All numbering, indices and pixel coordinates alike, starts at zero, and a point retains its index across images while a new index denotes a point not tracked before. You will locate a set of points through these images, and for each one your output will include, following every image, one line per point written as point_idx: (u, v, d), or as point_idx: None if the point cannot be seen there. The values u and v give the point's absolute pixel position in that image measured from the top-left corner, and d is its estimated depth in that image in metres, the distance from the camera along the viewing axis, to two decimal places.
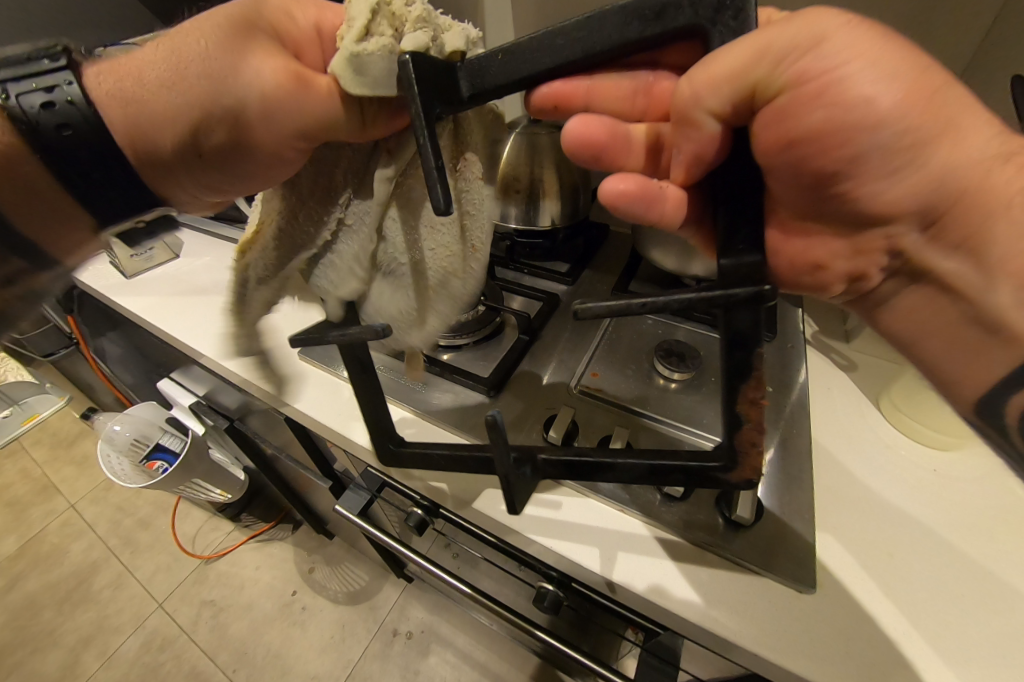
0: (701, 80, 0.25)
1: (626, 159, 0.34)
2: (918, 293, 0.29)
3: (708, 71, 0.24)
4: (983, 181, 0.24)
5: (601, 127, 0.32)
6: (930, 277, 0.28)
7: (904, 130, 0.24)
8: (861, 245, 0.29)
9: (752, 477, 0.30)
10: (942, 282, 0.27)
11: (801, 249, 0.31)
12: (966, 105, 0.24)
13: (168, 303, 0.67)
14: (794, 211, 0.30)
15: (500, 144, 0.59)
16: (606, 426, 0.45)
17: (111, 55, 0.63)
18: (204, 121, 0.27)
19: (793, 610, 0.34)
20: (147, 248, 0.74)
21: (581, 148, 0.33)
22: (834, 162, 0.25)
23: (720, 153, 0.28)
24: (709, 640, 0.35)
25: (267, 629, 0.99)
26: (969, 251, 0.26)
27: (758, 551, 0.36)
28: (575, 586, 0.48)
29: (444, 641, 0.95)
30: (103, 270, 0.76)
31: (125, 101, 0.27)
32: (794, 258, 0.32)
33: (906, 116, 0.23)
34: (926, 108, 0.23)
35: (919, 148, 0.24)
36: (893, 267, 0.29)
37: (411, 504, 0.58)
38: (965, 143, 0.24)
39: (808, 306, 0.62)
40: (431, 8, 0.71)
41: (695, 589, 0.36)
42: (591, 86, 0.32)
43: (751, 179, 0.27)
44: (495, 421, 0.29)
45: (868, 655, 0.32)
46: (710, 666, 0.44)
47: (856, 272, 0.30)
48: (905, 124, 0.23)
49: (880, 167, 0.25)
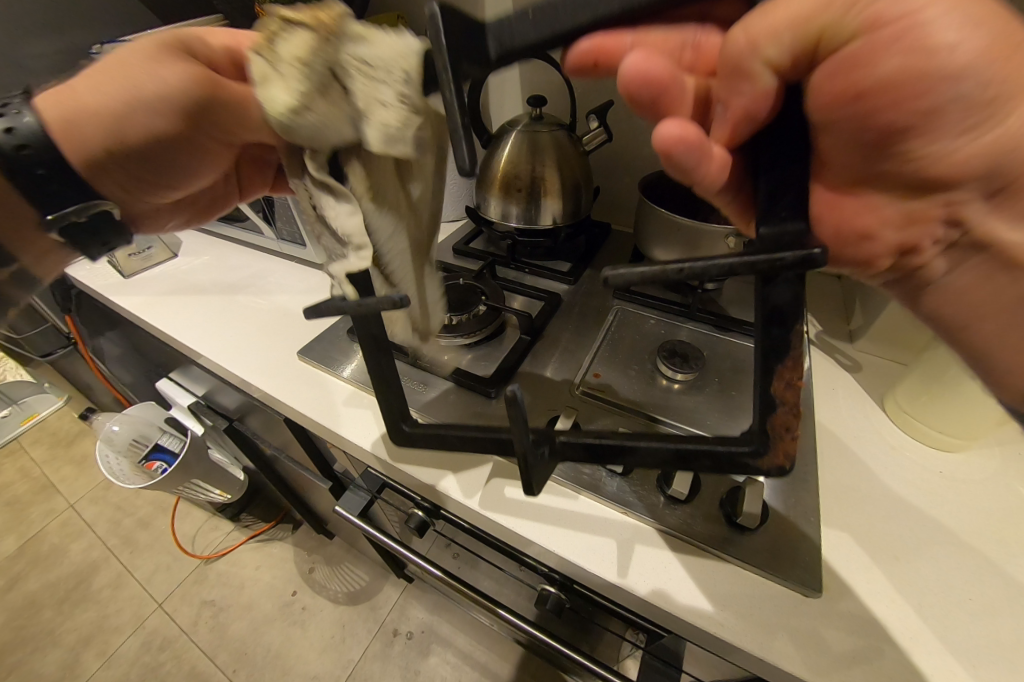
0: (762, 25, 0.23)
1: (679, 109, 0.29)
2: (977, 264, 0.27)
3: (769, 15, 0.22)
4: None
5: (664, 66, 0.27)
6: (994, 248, 0.26)
7: (990, 83, 0.21)
8: (914, 215, 0.27)
9: (785, 463, 0.27)
10: (1007, 254, 0.26)
11: (849, 219, 0.30)
12: None
13: (166, 302, 0.66)
14: (845, 175, 0.28)
15: (502, 141, 0.58)
16: (609, 428, 0.45)
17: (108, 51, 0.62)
18: (128, 122, 0.29)
19: (799, 614, 0.34)
20: (144, 247, 0.73)
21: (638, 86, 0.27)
22: (902, 120, 0.23)
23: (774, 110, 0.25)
24: (711, 644, 0.34)
25: (268, 629, 0.99)
26: None
27: (763, 554, 0.36)
28: (578, 588, 0.47)
29: (444, 641, 0.95)
30: (101, 269, 0.75)
31: (63, 103, 0.29)
32: (838, 230, 0.30)
33: (993, 67, 0.21)
34: (1013, 58, 0.21)
35: (999, 102, 0.22)
36: (950, 236, 0.27)
37: (412, 505, 0.58)
38: None
39: (810, 306, 0.62)
40: None
41: (699, 592, 0.35)
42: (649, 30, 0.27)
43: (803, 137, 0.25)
44: (514, 397, 0.27)
45: (875, 659, 0.32)
46: (714, 668, 0.44)
47: (907, 245, 0.28)
48: (990, 76, 0.21)
49: (954, 126, 0.23)
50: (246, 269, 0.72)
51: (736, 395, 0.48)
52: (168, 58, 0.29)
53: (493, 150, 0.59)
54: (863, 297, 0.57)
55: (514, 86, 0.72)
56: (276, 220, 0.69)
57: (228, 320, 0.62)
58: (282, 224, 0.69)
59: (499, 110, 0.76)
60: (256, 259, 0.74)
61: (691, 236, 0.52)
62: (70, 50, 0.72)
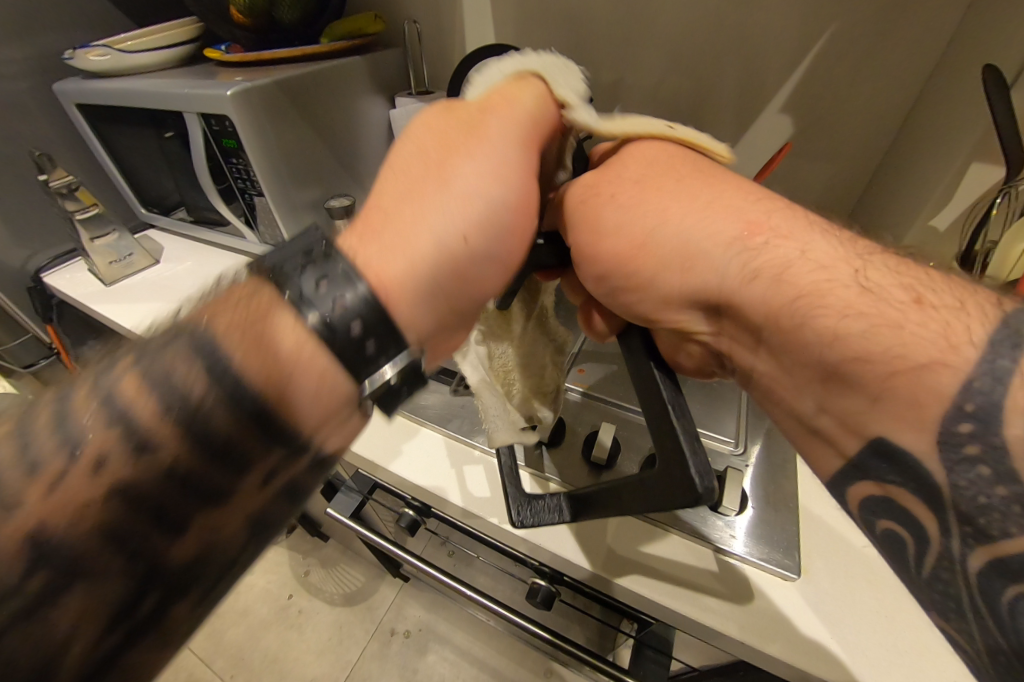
0: (600, 205, 0.29)
1: (596, 214, 0.29)
2: (763, 361, 0.25)
3: (594, 198, 0.30)
4: (719, 287, 0.25)
5: (621, 243, 0.28)
6: (761, 360, 0.26)
7: (675, 231, 0.27)
8: (716, 318, 0.26)
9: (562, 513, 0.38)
10: (764, 381, 0.26)
11: (678, 295, 0.27)
12: (642, 228, 0.27)
13: (147, 307, 0.64)
14: (667, 236, 0.27)
15: None
16: (592, 422, 0.47)
17: (80, 57, 0.60)
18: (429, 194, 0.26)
19: (782, 598, 0.34)
20: (126, 255, 0.70)
21: (619, 227, 0.28)
22: (641, 236, 0.27)
23: (646, 202, 0.28)
24: (700, 632, 0.35)
25: (265, 633, 0.99)
26: (773, 282, 0.24)
27: (739, 538, 0.37)
28: (569, 581, 0.49)
29: (441, 639, 0.95)
30: (81, 277, 0.71)
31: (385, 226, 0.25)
32: (678, 294, 0.27)
33: (686, 236, 0.26)
34: (629, 239, 0.28)
35: (639, 239, 0.27)
36: (729, 343, 0.27)
37: (404, 505, 0.58)
38: (672, 237, 0.27)
39: None
40: (409, 5, 0.72)
41: (683, 578, 0.36)
42: (664, 222, 0.27)
43: (674, 248, 0.26)
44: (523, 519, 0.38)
45: (855, 646, 0.32)
46: (703, 655, 0.45)
47: (719, 348, 0.28)
48: (681, 239, 0.26)
49: (694, 237, 0.26)
50: None
51: (716, 388, 0.50)
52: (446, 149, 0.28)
53: None
54: None
55: None
56: (258, 224, 0.66)
57: None
58: (264, 228, 0.66)
59: None
60: (240, 263, 0.73)
61: None
62: (44, 56, 0.67)
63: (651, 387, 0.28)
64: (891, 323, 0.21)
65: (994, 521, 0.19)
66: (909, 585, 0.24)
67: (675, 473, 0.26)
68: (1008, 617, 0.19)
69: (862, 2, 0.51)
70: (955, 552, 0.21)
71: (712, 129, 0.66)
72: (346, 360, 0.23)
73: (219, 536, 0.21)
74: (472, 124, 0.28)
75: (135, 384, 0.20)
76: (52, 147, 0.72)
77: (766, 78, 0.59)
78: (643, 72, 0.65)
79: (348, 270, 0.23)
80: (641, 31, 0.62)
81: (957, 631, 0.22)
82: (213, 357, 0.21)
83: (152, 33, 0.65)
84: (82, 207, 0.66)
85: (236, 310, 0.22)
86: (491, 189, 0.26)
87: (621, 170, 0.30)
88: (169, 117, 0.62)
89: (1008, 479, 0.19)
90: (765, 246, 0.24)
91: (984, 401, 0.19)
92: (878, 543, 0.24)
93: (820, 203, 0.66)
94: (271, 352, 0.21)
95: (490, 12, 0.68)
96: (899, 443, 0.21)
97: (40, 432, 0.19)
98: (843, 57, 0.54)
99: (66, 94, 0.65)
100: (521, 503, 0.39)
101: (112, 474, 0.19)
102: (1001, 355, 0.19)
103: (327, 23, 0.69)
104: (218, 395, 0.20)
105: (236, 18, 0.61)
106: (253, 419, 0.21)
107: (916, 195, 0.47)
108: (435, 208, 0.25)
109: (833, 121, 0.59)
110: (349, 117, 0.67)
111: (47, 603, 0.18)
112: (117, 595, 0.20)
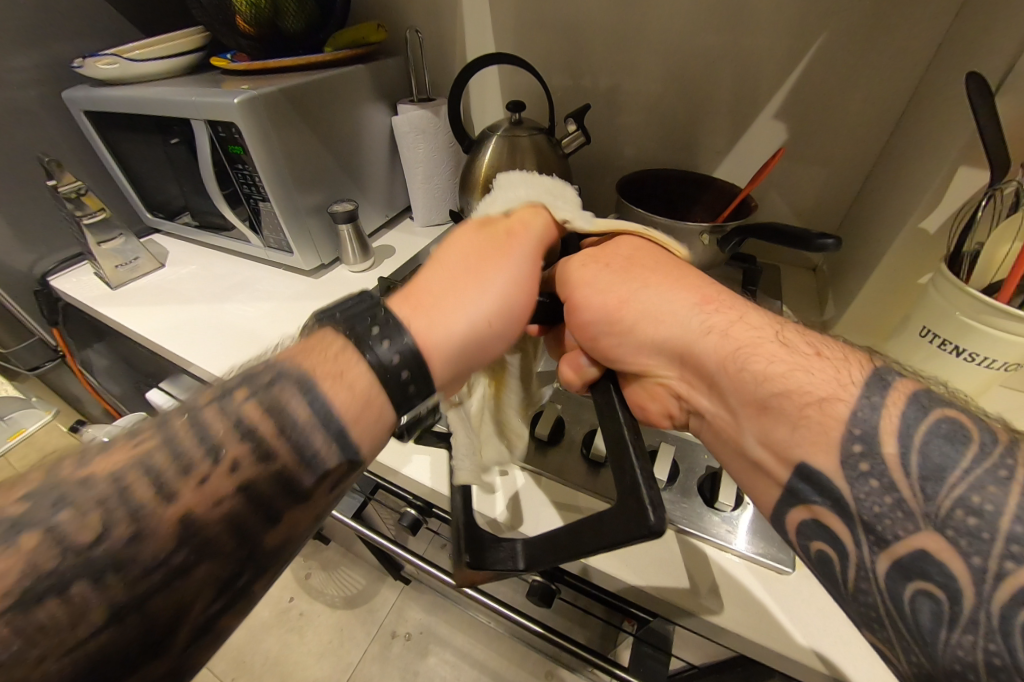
0: (589, 271, 0.36)
1: (586, 279, 0.36)
2: (714, 405, 0.30)
3: (584, 265, 0.37)
4: (685, 340, 0.31)
5: (606, 300, 0.34)
6: (711, 405, 0.31)
7: (650, 297, 0.33)
8: (678, 370, 0.32)
9: (516, 566, 0.34)
10: (714, 423, 0.31)
11: (648, 347, 0.33)
12: (626, 293, 0.34)
13: (154, 311, 0.65)
14: (643, 300, 0.33)
15: (482, 148, 0.62)
16: (591, 421, 0.47)
17: (89, 65, 0.61)
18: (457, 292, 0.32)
19: (777, 590, 0.35)
20: (132, 258, 0.71)
21: (607, 288, 0.35)
22: (623, 298, 0.34)
23: (629, 274, 0.35)
24: (696, 624, 0.36)
25: (265, 635, 0.99)
26: (721, 336, 0.30)
27: (733, 531, 0.38)
28: (569, 579, 0.49)
29: (442, 641, 0.95)
30: (87, 281, 0.72)
31: (423, 303, 0.31)
32: (648, 345, 0.33)
33: (659, 301, 0.33)
34: (614, 299, 0.34)
35: (622, 299, 0.34)
36: (689, 392, 0.32)
37: (405, 504, 0.58)
38: (647, 302, 0.33)
39: (787, 299, 0.65)
40: (412, 14, 0.74)
41: (681, 572, 0.37)
42: (643, 290, 0.34)
43: (649, 309, 0.33)
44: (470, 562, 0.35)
45: (839, 650, 0.33)
46: (701, 652, 0.46)
47: (681, 395, 0.33)
48: (654, 303, 0.33)
49: (665, 303, 0.33)
50: (234, 278, 0.71)
51: None
52: (470, 233, 0.35)
53: (474, 156, 0.63)
54: (836, 291, 0.60)
55: (495, 86, 0.76)
56: (263, 229, 0.67)
57: (215, 327, 0.61)
58: (269, 233, 0.67)
59: (481, 114, 0.81)
60: (245, 267, 0.74)
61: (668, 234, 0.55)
62: (50, 64, 0.68)
63: (614, 415, 0.31)
64: (803, 366, 0.27)
65: (889, 526, 0.23)
66: (840, 602, 0.26)
67: (629, 501, 0.27)
68: (914, 616, 0.23)
69: (852, 15, 0.52)
70: (867, 563, 0.24)
71: (709, 135, 0.67)
72: (396, 396, 0.28)
73: (294, 533, 0.25)
74: (497, 247, 0.34)
75: (248, 410, 0.25)
76: (59, 152, 0.73)
77: (759, 87, 0.61)
78: (639, 81, 0.66)
79: (403, 327, 0.29)
80: (638, 39, 0.63)
81: (881, 646, 0.25)
82: (307, 388, 0.26)
83: (160, 41, 0.66)
84: (89, 212, 0.67)
85: (317, 358, 0.27)
86: (506, 299, 0.32)
87: (611, 249, 0.38)
88: (175, 123, 0.63)
89: (892, 488, 0.24)
90: (718, 312, 0.31)
91: (866, 426, 0.25)
92: (812, 563, 0.27)
93: (813, 208, 0.67)
94: (351, 382, 0.27)
95: (491, 20, 0.70)
96: (816, 467, 0.26)
97: (181, 437, 0.24)
98: (832, 69, 0.56)
99: (74, 101, 0.66)
100: (471, 544, 0.36)
101: (230, 477, 0.24)
102: (874, 394, 0.25)
103: (331, 31, 0.71)
104: (308, 420, 0.25)
105: (242, 28, 0.63)
106: (330, 441, 0.26)
107: (907, 201, 0.48)
108: (472, 301, 0.31)
109: (825, 128, 0.60)
110: (353, 126, 0.68)
111: (188, 569, 0.22)
112: (227, 567, 0.23)
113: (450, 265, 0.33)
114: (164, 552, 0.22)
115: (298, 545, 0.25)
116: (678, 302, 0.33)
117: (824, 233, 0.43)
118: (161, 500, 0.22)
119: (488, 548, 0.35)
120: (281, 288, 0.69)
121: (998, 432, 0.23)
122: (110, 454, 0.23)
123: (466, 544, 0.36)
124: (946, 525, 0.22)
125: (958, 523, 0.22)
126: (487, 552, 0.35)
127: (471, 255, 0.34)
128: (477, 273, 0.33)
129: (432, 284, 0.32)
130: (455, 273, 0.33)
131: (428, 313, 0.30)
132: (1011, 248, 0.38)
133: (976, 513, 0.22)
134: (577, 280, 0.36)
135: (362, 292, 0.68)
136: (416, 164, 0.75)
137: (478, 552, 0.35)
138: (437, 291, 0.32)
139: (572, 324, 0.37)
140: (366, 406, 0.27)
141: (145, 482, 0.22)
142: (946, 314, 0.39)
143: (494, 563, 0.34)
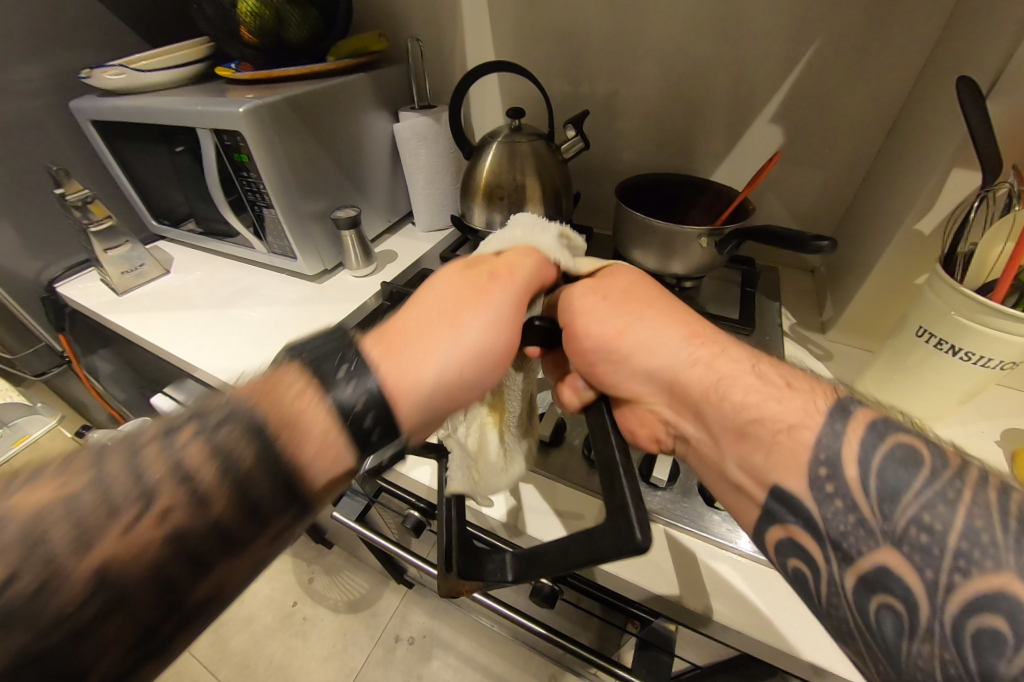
0: (584, 297, 0.37)
1: (582, 306, 0.36)
2: (700, 434, 0.31)
3: (579, 290, 0.37)
4: (675, 370, 0.32)
5: (602, 331, 0.34)
6: (698, 433, 0.31)
7: (644, 328, 0.34)
8: (668, 399, 0.33)
9: (502, 580, 0.34)
10: (699, 449, 0.32)
11: (640, 377, 0.33)
12: (620, 323, 0.34)
13: (159, 316, 0.65)
14: (636, 331, 0.34)
15: (482, 154, 0.63)
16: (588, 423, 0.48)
17: (97, 75, 0.63)
18: (426, 335, 0.30)
19: (775, 589, 0.36)
20: (138, 265, 0.72)
21: (601, 317, 0.35)
22: (617, 329, 0.34)
23: (622, 303, 0.35)
24: (692, 621, 0.36)
25: (269, 639, 0.99)
26: (707, 368, 0.31)
27: (732, 529, 0.39)
28: (572, 580, 0.50)
29: (445, 645, 0.95)
30: (94, 288, 0.74)
31: (394, 348, 0.29)
32: (639, 376, 0.33)
33: (651, 332, 0.33)
34: (610, 328, 0.34)
35: (618, 327, 0.34)
36: (677, 421, 0.33)
37: (409, 507, 0.59)
38: (639, 334, 0.33)
39: (786, 301, 0.66)
40: (411, 22, 0.75)
41: (680, 572, 0.37)
42: (636, 321, 0.34)
43: (641, 339, 0.33)
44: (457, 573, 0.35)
45: (833, 650, 0.33)
46: (703, 652, 0.46)
47: (671, 423, 0.33)
48: (646, 334, 0.33)
49: (656, 335, 0.33)
50: (238, 283, 0.72)
51: None
52: (451, 274, 0.34)
53: (475, 162, 0.64)
54: (833, 292, 0.61)
55: (494, 94, 0.77)
56: (267, 235, 0.68)
57: (219, 333, 0.62)
58: (273, 239, 0.68)
59: (481, 121, 0.82)
60: (249, 273, 0.75)
61: (665, 238, 0.55)
62: (58, 74, 0.69)
63: (603, 436, 0.32)
64: (777, 395, 0.28)
65: (854, 542, 0.24)
66: (815, 616, 0.26)
67: (616, 520, 0.27)
68: (878, 627, 0.23)
69: (841, 25, 0.53)
70: (836, 577, 0.25)
71: (704, 140, 0.68)
72: (356, 441, 0.27)
73: (231, 581, 0.24)
74: (478, 287, 0.33)
75: (194, 450, 0.24)
76: (67, 160, 0.74)
77: (753, 92, 0.62)
78: (635, 88, 0.67)
79: (369, 369, 0.28)
80: (633, 46, 0.64)
81: (857, 660, 0.25)
82: (258, 431, 0.25)
83: (166, 52, 0.68)
84: (95, 220, 0.68)
85: (278, 400, 0.26)
86: (483, 336, 0.31)
87: (605, 277, 0.38)
88: (181, 133, 0.64)
89: (854, 508, 0.24)
90: (706, 343, 0.32)
91: (831, 451, 0.26)
92: (788, 578, 0.27)
93: (808, 212, 0.67)
94: (311, 427, 0.26)
95: (489, 29, 0.71)
96: (789, 487, 0.26)
97: (136, 464, 0.24)
98: (823, 79, 0.57)
99: (82, 112, 0.68)
100: (460, 555, 0.36)
101: (164, 523, 0.23)
102: (836, 421, 0.26)
103: (333, 41, 0.72)
104: (259, 462, 0.24)
105: (247, 38, 0.64)
106: (281, 485, 0.25)
107: (900, 204, 0.49)
108: (440, 346, 0.30)
109: (817, 134, 0.61)
110: (356, 135, 0.69)
111: (100, 622, 0.21)
112: (148, 614, 0.22)
113: (424, 308, 0.32)
114: (77, 603, 0.21)
115: (231, 596, 0.24)
116: (668, 334, 0.33)
117: (818, 236, 0.43)
118: (102, 520, 0.22)
119: (478, 561, 0.36)
120: (284, 294, 0.69)
121: (948, 457, 0.24)
122: (69, 473, 0.23)
123: (454, 556, 0.36)
124: (902, 541, 0.23)
125: (912, 539, 0.23)
126: (478, 563, 0.35)
127: (445, 301, 0.32)
128: (446, 316, 0.31)
129: (402, 327, 0.31)
130: (424, 319, 0.31)
131: (398, 361, 0.29)
132: (1006, 248, 0.38)
133: (927, 530, 0.22)
134: (571, 306, 0.37)
135: (363, 297, 0.69)
136: (417, 169, 0.76)
137: (468, 563, 0.35)
138: (408, 337, 0.30)
139: (569, 350, 0.37)
140: (326, 445, 0.26)
141: (83, 510, 0.22)
142: (941, 314, 0.40)
143: (485, 576, 0.34)
